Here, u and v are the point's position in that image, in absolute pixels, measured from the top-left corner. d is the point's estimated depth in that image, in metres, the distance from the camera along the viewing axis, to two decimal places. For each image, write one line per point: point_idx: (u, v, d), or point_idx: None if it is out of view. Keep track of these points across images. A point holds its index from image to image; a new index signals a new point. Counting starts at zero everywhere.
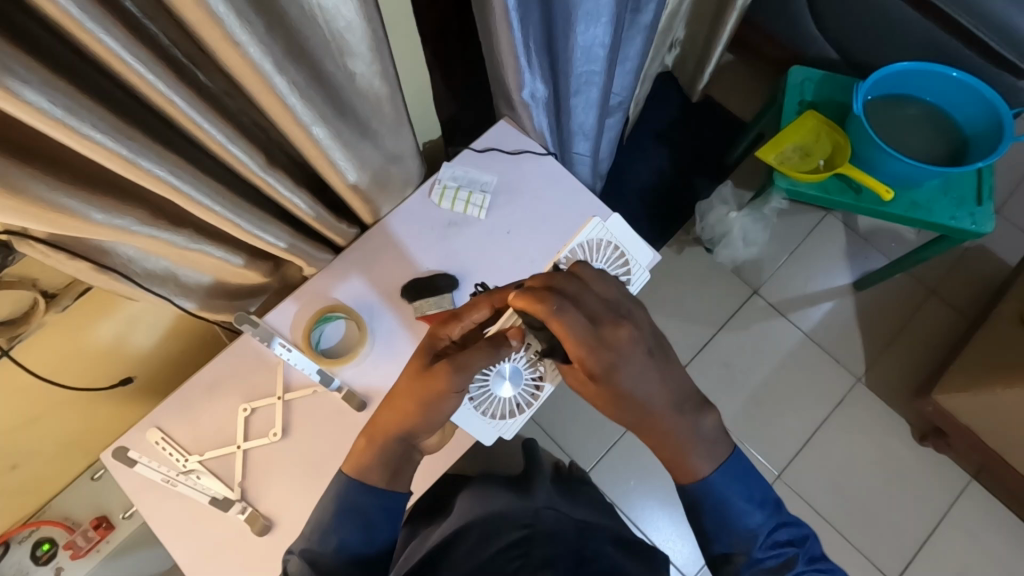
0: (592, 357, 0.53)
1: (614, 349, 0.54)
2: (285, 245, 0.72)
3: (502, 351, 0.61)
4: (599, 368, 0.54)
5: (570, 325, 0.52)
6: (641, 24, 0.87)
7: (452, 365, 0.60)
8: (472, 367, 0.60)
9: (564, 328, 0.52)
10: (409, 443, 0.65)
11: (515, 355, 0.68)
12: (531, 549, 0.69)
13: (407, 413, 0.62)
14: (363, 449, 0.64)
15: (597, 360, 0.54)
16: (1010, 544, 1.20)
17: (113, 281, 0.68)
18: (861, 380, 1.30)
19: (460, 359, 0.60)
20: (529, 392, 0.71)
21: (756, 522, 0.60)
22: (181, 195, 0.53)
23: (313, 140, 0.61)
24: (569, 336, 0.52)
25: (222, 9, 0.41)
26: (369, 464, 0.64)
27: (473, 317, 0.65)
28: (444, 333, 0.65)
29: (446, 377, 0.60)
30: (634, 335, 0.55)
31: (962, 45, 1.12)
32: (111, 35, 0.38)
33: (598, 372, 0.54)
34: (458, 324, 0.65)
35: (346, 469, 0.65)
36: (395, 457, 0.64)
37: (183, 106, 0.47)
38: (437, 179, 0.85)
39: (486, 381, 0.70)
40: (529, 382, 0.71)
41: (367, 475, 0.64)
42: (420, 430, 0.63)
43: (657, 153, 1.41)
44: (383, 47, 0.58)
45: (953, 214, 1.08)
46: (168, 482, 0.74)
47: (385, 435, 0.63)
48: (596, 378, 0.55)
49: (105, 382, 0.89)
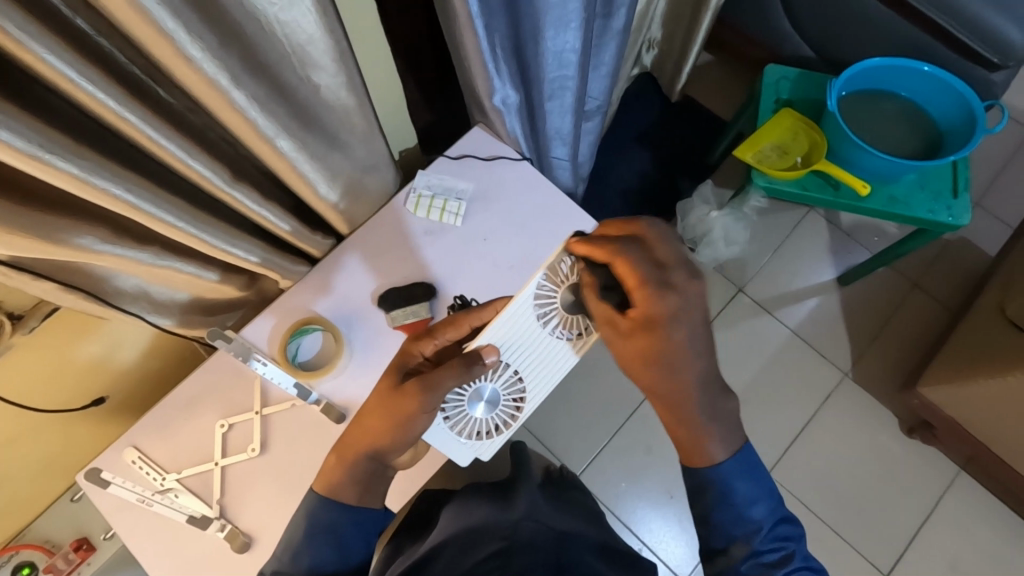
0: (654, 298, 0.53)
1: (670, 299, 0.53)
2: (257, 259, 0.72)
3: (474, 369, 0.60)
4: (660, 312, 0.53)
5: (636, 259, 0.54)
6: (614, 28, 0.86)
7: (422, 385, 0.59)
8: (442, 386, 0.59)
9: (627, 264, 0.54)
10: (382, 462, 0.63)
11: (492, 374, 0.66)
12: (511, 558, 0.69)
13: (379, 434, 0.61)
14: (334, 466, 0.64)
15: (660, 301, 0.53)
16: (1001, 535, 1.20)
17: (83, 301, 0.67)
18: (847, 374, 1.31)
19: (429, 377, 0.59)
20: (508, 414, 0.70)
21: (759, 512, 0.59)
22: (140, 212, 0.53)
23: (280, 154, 0.60)
24: (632, 272, 0.53)
25: (172, 25, 0.41)
26: (341, 483, 0.63)
27: (447, 335, 0.65)
28: (417, 350, 0.64)
29: (418, 397, 0.59)
30: (702, 295, 0.55)
31: (934, 40, 1.13)
32: (56, 53, 0.38)
33: (660, 315, 0.53)
34: (432, 340, 0.65)
35: (318, 487, 0.64)
36: (365, 475, 0.63)
37: (139, 125, 0.47)
38: (412, 188, 0.85)
39: (462, 399, 0.67)
40: (508, 403, 0.69)
41: (341, 493, 0.63)
42: (388, 449, 0.62)
43: (638, 154, 1.41)
44: (348, 58, 0.59)
45: (930, 208, 1.08)
46: (143, 502, 0.73)
47: (354, 452, 0.62)
48: (653, 326, 0.53)
49: (79, 403, 0.87)
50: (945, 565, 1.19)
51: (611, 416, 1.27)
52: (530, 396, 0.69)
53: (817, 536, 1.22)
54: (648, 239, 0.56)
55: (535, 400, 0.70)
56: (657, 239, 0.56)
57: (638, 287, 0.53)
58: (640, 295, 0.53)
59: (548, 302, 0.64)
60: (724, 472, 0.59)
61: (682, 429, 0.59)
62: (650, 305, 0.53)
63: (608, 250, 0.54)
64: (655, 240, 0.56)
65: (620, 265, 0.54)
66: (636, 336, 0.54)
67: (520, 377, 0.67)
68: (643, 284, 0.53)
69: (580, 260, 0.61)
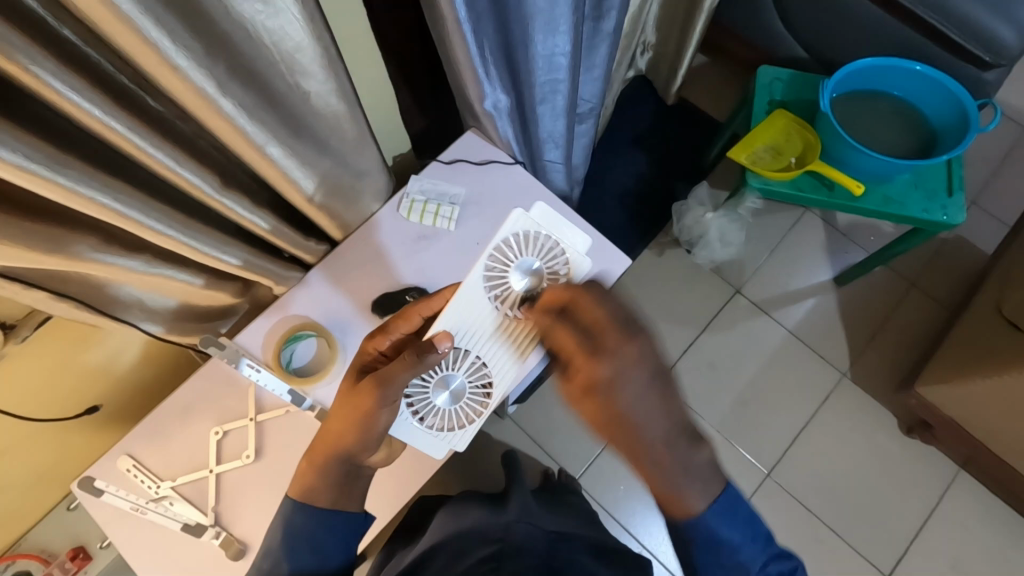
0: (588, 365, 0.53)
1: (603, 364, 0.52)
2: (239, 262, 0.70)
3: (428, 358, 0.59)
4: (600, 377, 0.52)
5: (569, 332, 0.54)
6: (604, 31, 0.87)
7: (376, 381, 0.60)
8: (396, 380, 0.59)
9: (559, 337, 0.54)
10: (353, 463, 0.65)
11: (453, 360, 0.65)
12: (502, 564, 0.68)
13: (341, 433, 0.62)
14: (306, 472, 0.65)
15: (594, 368, 0.52)
16: (1003, 535, 1.20)
17: (75, 310, 0.68)
18: (845, 374, 1.30)
19: (383, 372, 0.60)
20: (478, 401, 0.68)
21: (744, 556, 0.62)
22: (128, 221, 0.53)
23: (270, 161, 0.60)
24: (568, 340, 0.54)
25: (157, 35, 0.41)
26: (315, 487, 0.65)
27: (400, 329, 0.65)
28: (371, 346, 0.66)
29: (373, 394, 0.59)
30: (643, 354, 0.53)
31: (926, 40, 1.14)
32: (40, 64, 0.38)
33: (596, 382, 0.52)
34: (386, 335, 0.66)
35: (295, 494, 0.66)
36: (337, 477, 0.65)
37: (126, 134, 0.47)
38: (405, 193, 0.85)
39: (427, 389, 0.66)
40: (476, 393, 0.68)
41: (317, 498, 0.65)
42: (357, 449, 0.63)
43: (633, 157, 1.41)
44: (337, 65, 0.59)
45: (925, 207, 1.08)
46: (137, 510, 0.73)
47: (325, 456, 0.64)
48: (594, 393, 0.53)
49: (71, 411, 0.87)
50: (945, 566, 1.19)
51: None
52: (498, 380, 0.67)
53: (817, 537, 1.21)
54: (579, 304, 0.55)
55: (502, 386, 0.67)
56: (587, 301, 0.55)
57: (574, 354, 0.54)
58: (577, 364, 0.53)
59: (499, 282, 0.63)
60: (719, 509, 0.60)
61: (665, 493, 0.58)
62: (589, 372, 0.53)
63: (545, 325, 0.56)
64: (593, 300, 0.55)
65: (558, 336, 0.55)
66: (583, 403, 0.54)
67: (484, 362, 0.66)
68: (577, 352, 0.53)
69: (525, 235, 0.62)
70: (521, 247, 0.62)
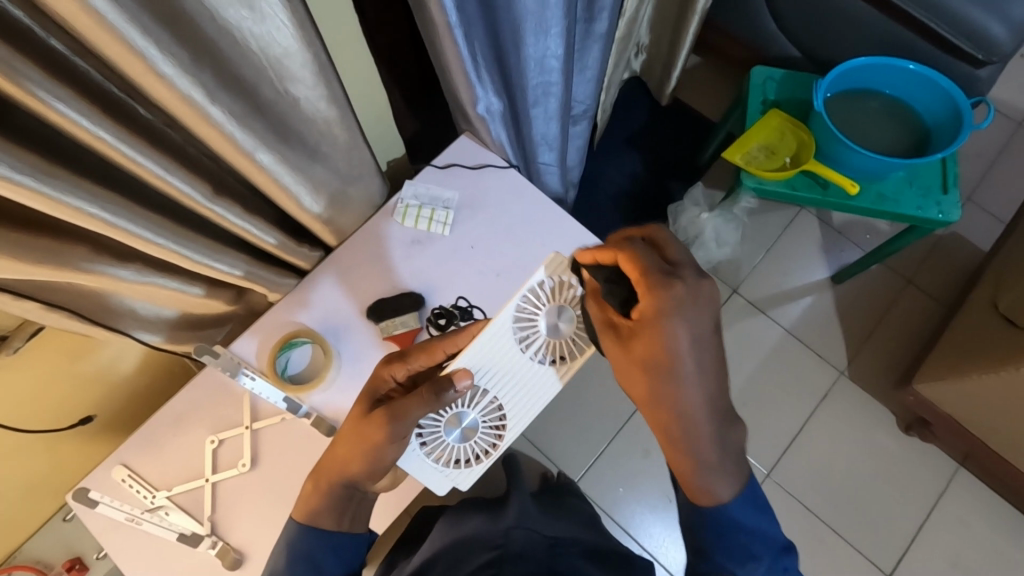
0: (656, 290, 0.52)
1: (675, 290, 0.52)
2: (241, 272, 0.71)
3: (444, 396, 0.60)
4: (664, 305, 0.52)
5: (643, 256, 0.54)
6: (597, 33, 0.87)
7: (389, 414, 0.59)
8: (409, 416, 0.59)
9: (632, 258, 0.55)
10: (355, 487, 0.64)
11: (467, 400, 0.65)
12: (504, 569, 0.69)
13: (346, 460, 0.61)
14: (310, 493, 0.65)
15: (662, 293, 0.52)
16: (1002, 531, 1.20)
17: (66, 320, 0.67)
18: (843, 373, 1.30)
19: (398, 406, 0.59)
20: (489, 440, 0.68)
21: (754, 522, 0.59)
22: (118, 230, 0.53)
23: (261, 168, 0.60)
24: (635, 263, 0.54)
25: (143, 43, 0.41)
26: (318, 509, 0.65)
27: (420, 361, 0.64)
28: (388, 374, 0.63)
29: (383, 427, 0.59)
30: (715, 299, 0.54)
31: (918, 38, 1.14)
32: (23, 73, 0.38)
33: (661, 310, 0.52)
34: (403, 364, 0.63)
35: (296, 515, 0.66)
36: (340, 500, 0.64)
37: (115, 144, 0.47)
38: (399, 198, 0.85)
39: (439, 425, 0.66)
40: (488, 430, 0.68)
41: (320, 520, 0.65)
42: (362, 477, 0.62)
43: (628, 159, 1.42)
44: (327, 70, 0.59)
45: (918, 205, 1.08)
46: (132, 521, 0.73)
47: (328, 481, 0.63)
48: (655, 320, 0.52)
49: (65, 422, 0.87)
50: (946, 564, 1.18)
51: (606, 423, 1.27)
52: (510, 422, 0.67)
53: (817, 537, 1.21)
54: (659, 240, 0.57)
55: (516, 427, 0.68)
56: (667, 241, 0.57)
57: (639, 280, 0.53)
58: (641, 290, 0.53)
59: (528, 324, 0.65)
60: (721, 513, 0.59)
61: (683, 460, 0.58)
62: (653, 298, 0.52)
63: (616, 249, 0.56)
64: (667, 241, 0.57)
65: (626, 260, 0.55)
66: (638, 336, 0.54)
67: (499, 403, 0.66)
68: (646, 276, 0.53)
69: (560, 281, 0.64)
70: (554, 293, 0.64)
